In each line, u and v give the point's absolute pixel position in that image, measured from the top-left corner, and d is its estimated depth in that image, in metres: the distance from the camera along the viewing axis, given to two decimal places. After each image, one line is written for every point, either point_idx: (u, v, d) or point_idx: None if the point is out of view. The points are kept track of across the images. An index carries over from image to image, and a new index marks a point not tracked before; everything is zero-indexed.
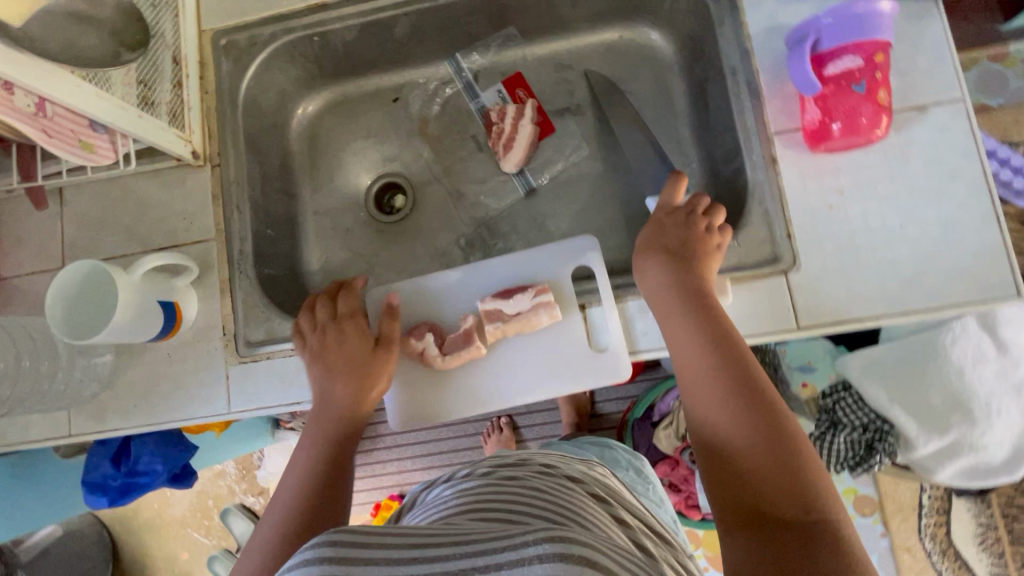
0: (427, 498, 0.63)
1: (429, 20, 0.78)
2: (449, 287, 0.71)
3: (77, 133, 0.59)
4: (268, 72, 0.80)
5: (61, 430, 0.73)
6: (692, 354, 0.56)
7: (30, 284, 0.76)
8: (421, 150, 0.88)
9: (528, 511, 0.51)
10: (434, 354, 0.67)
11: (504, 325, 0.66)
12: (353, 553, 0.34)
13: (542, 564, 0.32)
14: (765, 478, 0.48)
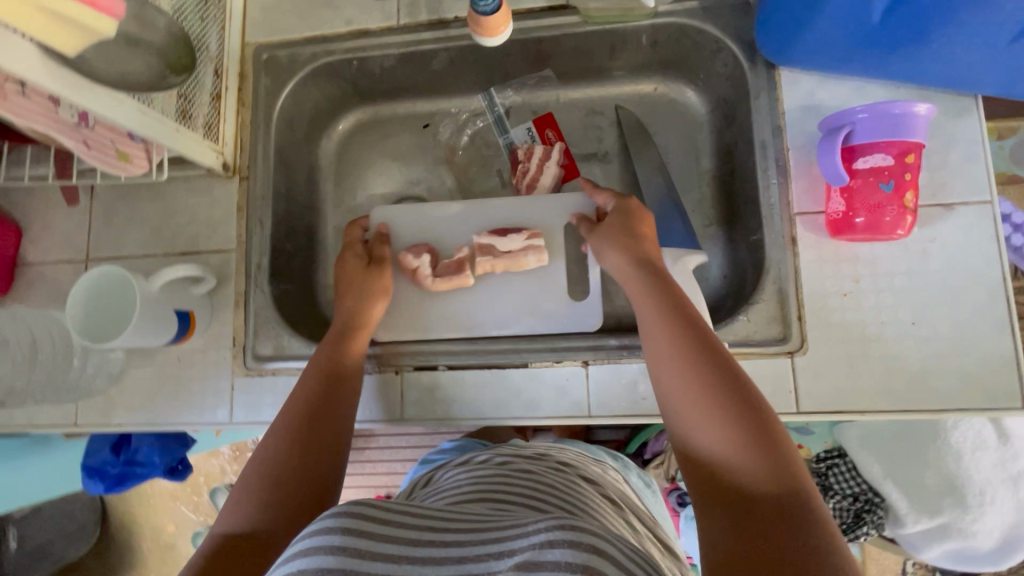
0: (446, 478, 0.64)
1: (467, 56, 0.79)
2: (451, 217, 0.74)
3: (115, 143, 0.61)
4: (304, 90, 0.81)
5: (68, 419, 0.75)
6: (654, 335, 0.53)
7: (52, 273, 0.78)
8: (445, 178, 0.88)
9: (532, 498, 0.54)
10: (426, 274, 0.69)
11: (494, 259, 0.69)
12: (372, 526, 0.37)
13: (554, 550, 0.34)
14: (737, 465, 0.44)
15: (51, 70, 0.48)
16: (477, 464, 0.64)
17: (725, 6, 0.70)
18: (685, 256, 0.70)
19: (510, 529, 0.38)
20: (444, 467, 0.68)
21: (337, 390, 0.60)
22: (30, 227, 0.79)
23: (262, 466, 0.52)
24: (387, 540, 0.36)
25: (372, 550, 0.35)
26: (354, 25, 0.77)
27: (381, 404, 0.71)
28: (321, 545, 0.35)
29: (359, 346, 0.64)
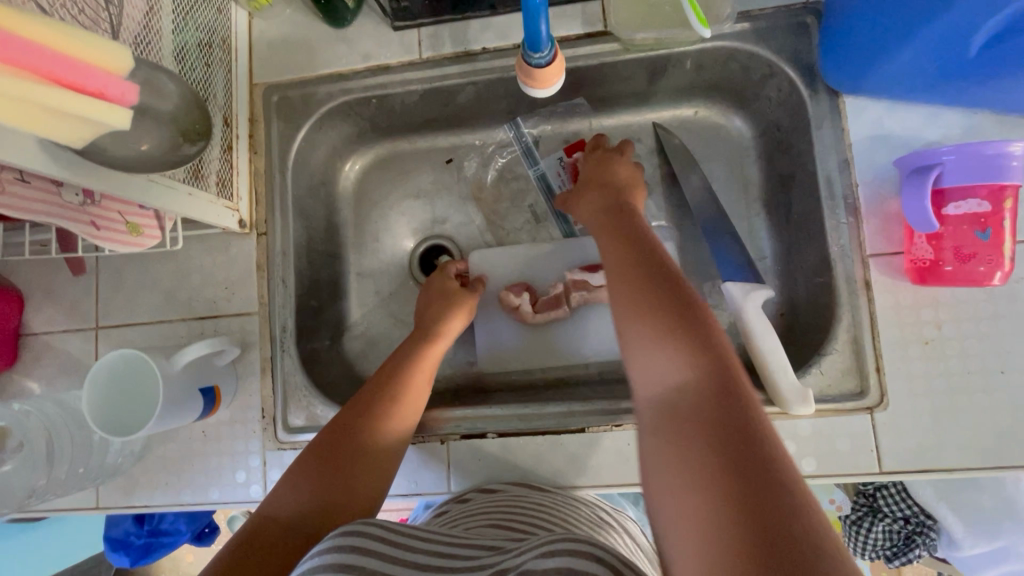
0: (457, 507, 0.60)
1: (495, 88, 0.73)
2: (532, 258, 0.78)
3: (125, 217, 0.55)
4: (320, 132, 0.75)
5: (89, 500, 0.70)
6: (607, 252, 0.54)
7: (61, 342, 0.72)
8: (473, 215, 0.83)
9: (542, 527, 0.52)
10: (528, 311, 0.74)
11: (590, 294, 0.73)
12: (378, 548, 0.42)
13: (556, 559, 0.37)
14: (667, 358, 0.42)
15: (55, 158, 0.42)
16: (496, 492, 0.61)
17: (779, 28, 0.65)
18: (752, 292, 0.65)
19: (522, 546, 0.41)
20: (451, 503, 0.62)
21: (397, 408, 0.60)
22: (33, 294, 0.73)
23: (312, 461, 0.54)
24: (389, 563, 0.41)
25: (374, 570, 0.40)
26: (373, 60, 0.71)
27: (427, 474, 0.66)
28: (328, 563, 0.40)
29: (431, 362, 0.65)
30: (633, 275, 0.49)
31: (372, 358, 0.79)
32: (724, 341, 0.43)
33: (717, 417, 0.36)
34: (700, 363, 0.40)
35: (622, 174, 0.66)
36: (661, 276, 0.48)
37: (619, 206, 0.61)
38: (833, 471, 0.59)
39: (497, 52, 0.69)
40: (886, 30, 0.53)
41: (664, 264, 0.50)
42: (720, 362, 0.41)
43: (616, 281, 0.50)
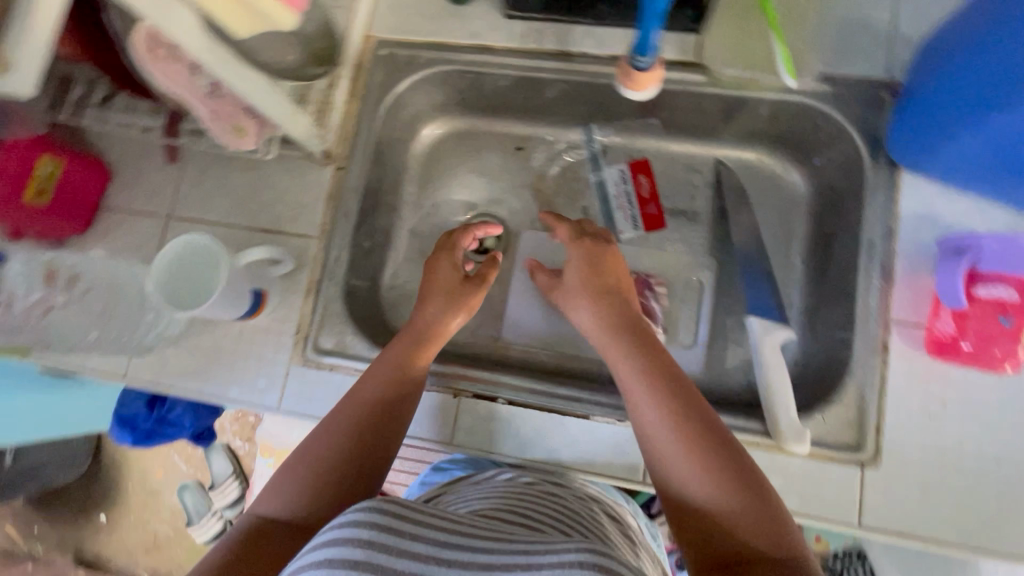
0: (459, 497, 0.64)
1: (582, 91, 0.79)
2: None
3: (234, 115, 0.61)
4: (414, 92, 0.80)
5: (119, 370, 0.75)
6: (630, 386, 0.55)
7: (132, 221, 0.78)
8: (529, 203, 0.88)
9: (546, 519, 0.55)
10: None
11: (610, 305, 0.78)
12: (397, 524, 0.44)
13: (580, 568, 0.39)
14: (730, 520, 0.47)
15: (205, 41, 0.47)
16: (499, 480, 0.66)
17: (858, 97, 0.69)
18: (773, 330, 0.69)
19: (540, 547, 0.43)
20: (455, 493, 0.66)
21: (384, 417, 0.62)
22: (119, 172, 0.79)
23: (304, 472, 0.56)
24: (410, 538, 0.43)
25: (395, 547, 0.42)
26: (479, 38, 0.77)
27: (432, 423, 0.70)
28: (350, 538, 0.42)
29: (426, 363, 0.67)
30: (684, 436, 0.51)
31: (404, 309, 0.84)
32: (777, 502, 0.48)
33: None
34: (770, 534, 0.46)
35: (615, 282, 0.65)
36: (714, 441, 0.50)
37: (623, 315, 0.62)
38: (816, 514, 0.62)
39: (593, 59, 0.74)
40: (961, 118, 0.56)
41: (700, 407, 0.53)
42: (780, 523, 0.46)
43: (653, 428, 0.52)
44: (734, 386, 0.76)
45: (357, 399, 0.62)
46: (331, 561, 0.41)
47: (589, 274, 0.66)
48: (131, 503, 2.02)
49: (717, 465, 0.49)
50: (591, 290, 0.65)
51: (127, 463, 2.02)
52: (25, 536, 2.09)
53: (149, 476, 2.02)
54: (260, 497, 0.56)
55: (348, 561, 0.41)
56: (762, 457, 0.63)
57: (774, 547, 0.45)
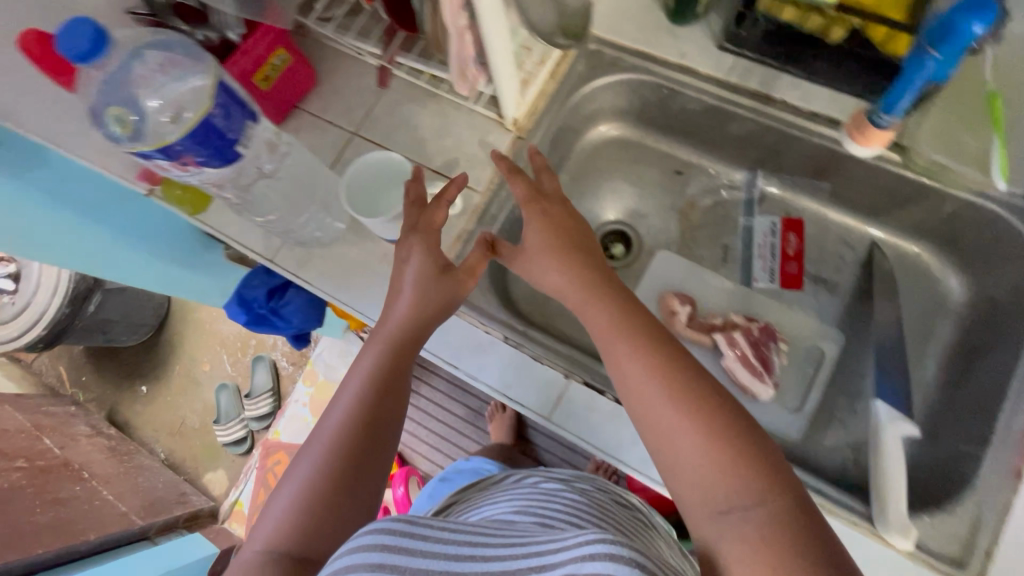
0: (482, 507, 0.67)
1: (766, 135, 0.80)
2: (705, 286, 0.84)
3: (465, 57, 0.65)
4: (606, 90, 0.84)
5: (268, 252, 0.81)
6: (607, 344, 0.54)
7: (322, 128, 0.85)
8: (671, 225, 0.90)
9: (559, 519, 0.57)
10: (682, 320, 0.80)
11: (728, 339, 0.78)
12: (407, 544, 0.43)
13: (594, 560, 0.37)
14: (714, 471, 0.45)
15: None
16: (511, 491, 0.68)
17: None
18: (898, 421, 0.66)
19: (548, 543, 0.42)
20: (478, 505, 0.68)
21: (370, 429, 0.59)
22: (325, 83, 0.86)
23: (299, 498, 0.54)
24: (418, 555, 0.43)
25: (407, 566, 0.42)
26: (686, 59, 0.80)
27: (534, 393, 0.71)
28: (362, 562, 0.42)
29: (398, 361, 0.63)
30: (664, 398, 0.49)
31: (525, 284, 0.87)
32: (766, 447, 0.46)
33: (796, 527, 0.41)
34: (760, 476, 0.44)
35: (576, 220, 0.64)
36: (688, 397, 0.48)
37: (593, 257, 0.61)
38: None
39: (792, 108, 0.76)
40: None
41: (669, 351, 0.51)
42: (769, 469, 0.44)
43: (633, 381, 0.51)
44: (829, 464, 0.75)
45: (338, 417, 0.60)
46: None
47: (569, 224, 0.63)
48: (171, 385, 2.13)
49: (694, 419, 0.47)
50: (568, 234, 0.62)
51: (180, 346, 2.14)
52: (71, 381, 2.23)
53: (195, 365, 2.13)
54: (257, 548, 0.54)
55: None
56: (856, 538, 0.61)
57: (764, 495, 0.43)
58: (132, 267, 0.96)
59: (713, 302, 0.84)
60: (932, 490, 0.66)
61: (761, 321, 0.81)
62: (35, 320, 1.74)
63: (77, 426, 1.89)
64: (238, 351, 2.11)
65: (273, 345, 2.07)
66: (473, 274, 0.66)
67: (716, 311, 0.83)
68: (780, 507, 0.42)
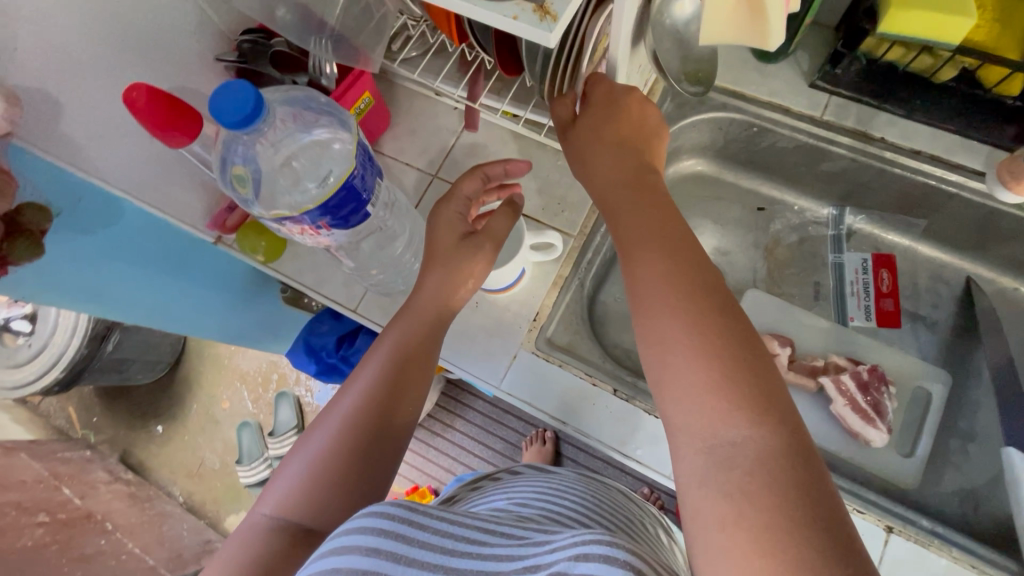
0: (487, 496, 0.64)
1: (862, 173, 0.78)
2: (800, 325, 0.82)
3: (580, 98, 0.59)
4: (692, 129, 0.83)
5: (350, 301, 0.77)
6: (629, 244, 0.48)
7: (401, 171, 0.82)
8: (756, 263, 0.88)
9: (565, 515, 0.56)
10: (785, 364, 0.77)
11: (838, 385, 0.75)
12: (406, 531, 0.40)
13: (586, 562, 0.34)
14: (715, 388, 0.39)
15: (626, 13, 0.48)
16: (518, 483, 0.65)
17: None
18: None
19: (548, 543, 0.39)
20: (481, 495, 0.65)
21: (387, 409, 0.56)
22: (399, 124, 0.84)
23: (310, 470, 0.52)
24: (418, 547, 0.40)
25: (405, 557, 0.39)
26: (777, 98, 0.78)
27: (650, 450, 0.68)
28: (358, 545, 0.39)
29: (419, 347, 0.59)
30: (676, 291, 0.43)
31: (612, 325, 0.84)
32: (777, 390, 0.40)
33: (788, 476, 0.35)
34: (767, 412, 0.38)
35: (618, 134, 0.55)
36: (702, 303, 0.43)
37: (636, 170, 0.54)
38: None
39: (893, 146, 0.74)
40: None
41: (698, 273, 0.45)
42: (776, 408, 0.38)
43: (643, 285, 0.45)
44: (950, 511, 0.72)
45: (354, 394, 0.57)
46: (341, 567, 0.38)
47: (610, 141, 0.55)
48: (188, 423, 2.04)
49: (706, 330, 0.41)
50: (608, 151, 0.55)
51: (198, 382, 2.05)
52: (82, 422, 2.13)
53: (213, 402, 2.04)
54: (254, 511, 0.53)
55: (357, 569, 0.38)
56: None
57: (762, 424, 0.38)
58: (201, 315, 0.93)
59: (810, 342, 0.81)
60: None
61: (867, 363, 0.78)
62: (51, 362, 1.65)
63: (95, 472, 1.80)
64: (258, 385, 2.02)
65: (296, 379, 1.99)
66: (495, 241, 0.62)
67: (814, 351, 0.81)
68: (781, 444, 0.37)
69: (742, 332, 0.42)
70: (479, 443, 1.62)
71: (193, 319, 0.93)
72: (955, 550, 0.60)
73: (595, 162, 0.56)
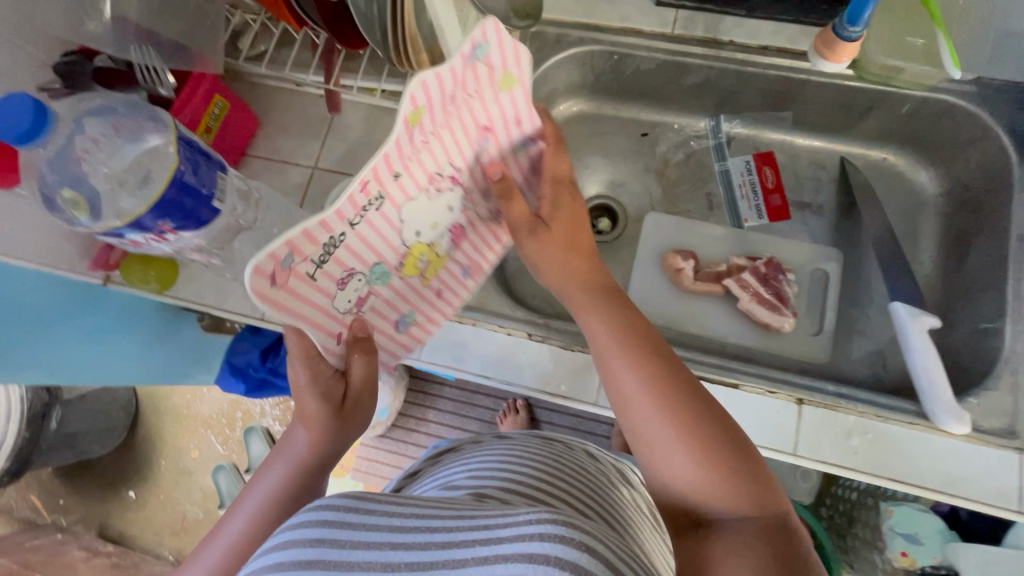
0: (447, 471, 0.62)
1: (723, 79, 0.81)
2: (701, 238, 0.85)
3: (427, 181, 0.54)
4: (557, 69, 0.83)
5: (257, 311, 0.76)
6: (607, 357, 0.54)
7: (279, 170, 0.80)
8: (651, 187, 0.90)
9: (531, 491, 0.53)
10: (690, 275, 0.80)
11: (741, 283, 0.78)
12: (352, 518, 0.35)
13: (542, 541, 0.29)
14: (707, 486, 0.47)
15: None
16: (485, 452, 0.65)
17: (1007, 99, 0.71)
18: (921, 315, 0.68)
19: (499, 516, 0.34)
20: (440, 472, 0.64)
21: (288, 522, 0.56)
22: (268, 124, 0.81)
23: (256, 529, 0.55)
24: (366, 528, 0.34)
25: (350, 540, 0.34)
26: (629, 22, 0.79)
27: (576, 383, 0.70)
28: (301, 538, 0.34)
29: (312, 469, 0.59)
30: (665, 390, 0.50)
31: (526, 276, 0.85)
32: (748, 469, 0.47)
33: (773, 543, 0.43)
34: (753, 496, 0.46)
35: (578, 266, 0.61)
36: (687, 404, 0.49)
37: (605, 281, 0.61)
38: (972, 495, 0.60)
39: (742, 47, 0.77)
40: None
41: (676, 374, 0.52)
42: (751, 489, 0.46)
43: (633, 400, 0.51)
44: (861, 375, 0.77)
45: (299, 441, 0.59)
46: (283, 561, 0.33)
47: (558, 251, 0.61)
48: (160, 481, 1.96)
49: (691, 428, 0.48)
50: (580, 279, 0.61)
51: (162, 438, 1.98)
52: (49, 508, 2.03)
53: (183, 454, 1.96)
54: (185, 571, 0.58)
55: (300, 560, 0.33)
56: (915, 436, 0.62)
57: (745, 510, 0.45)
58: (117, 358, 0.90)
59: (712, 251, 0.84)
60: (963, 377, 0.69)
61: (765, 257, 0.82)
62: None
63: (71, 552, 1.73)
64: (225, 427, 1.96)
65: (262, 411, 1.94)
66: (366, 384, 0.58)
67: (717, 258, 0.84)
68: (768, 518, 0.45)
69: (719, 422, 0.49)
70: (454, 427, 1.62)
71: (92, 369, 0.88)
72: (860, 406, 0.64)
73: (565, 283, 0.61)
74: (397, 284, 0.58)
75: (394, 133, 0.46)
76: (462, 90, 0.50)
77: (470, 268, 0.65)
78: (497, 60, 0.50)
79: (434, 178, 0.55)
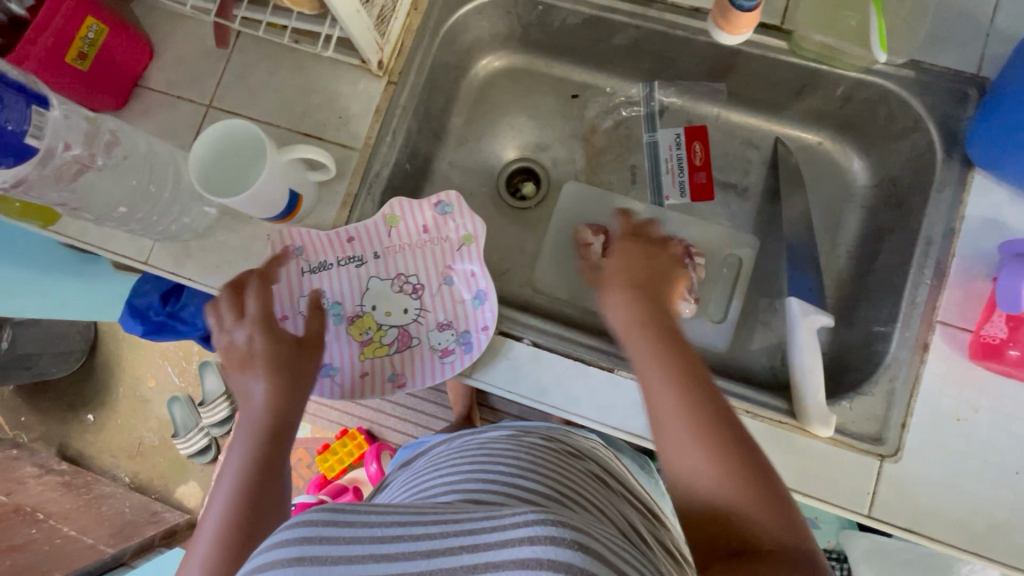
0: (421, 480, 0.57)
1: (652, 42, 0.75)
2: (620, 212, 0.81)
3: (399, 273, 0.70)
4: (478, 16, 0.77)
5: (140, 255, 0.71)
6: (646, 367, 0.50)
7: (169, 105, 0.74)
8: (576, 154, 0.85)
9: (515, 490, 0.48)
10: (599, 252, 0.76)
11: None
12: (332, 533, 0.32)
13: (532, 545, 0.27)
14: (741, 511, 0.42)
15: None
16: (460, 446, 0.62)
17: (942, 88, 0.65)
18: (813, 314, 0.66)
19: (484, 519, 0.32)
20: (414, 482, 0.58)
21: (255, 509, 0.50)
22: (160, 53, 0.75)
23: (233, 500, 0.50)
24: (346, 542, 0.31)
25: (331, 557, 0.31)
26: None
27: (460, 356, 0.67)
28: (278, 558, 0.31)
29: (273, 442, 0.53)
30: (701, 407, 0.46)
31: None
32: (779, 486, 0.44)
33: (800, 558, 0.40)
34: (777, 516, 0.42)
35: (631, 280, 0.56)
36: (715, 426, 0.46)
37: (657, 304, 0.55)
38: (830, 498, 0.60)
39: (673, 7, 0.70)
40: None
41: (712, 395, 0.47)
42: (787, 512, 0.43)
43: (667, 419, 0.47)
44: (756, 367, 0.75)
45: (258, 401, 0.53)
46: None
47: (624, 282, 0.57)
48: None
49: (719, 458, 0.44)
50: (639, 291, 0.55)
51: None
52: None
53: (138, 381, 1.84)
54: None
55: None
56: (783, 435, 0.61)
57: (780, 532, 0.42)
58: None
59: None
60: (848, 378, 0.67)
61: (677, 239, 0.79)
62: None
63: (23, 467, 1.74)
64: (181, 359, 1.83)
65: None
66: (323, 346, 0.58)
67: None
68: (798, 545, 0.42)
69: (749, 448, 0.45)
70: None
71: None
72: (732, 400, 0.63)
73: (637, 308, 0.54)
74: (342, 334, 0.69)
75: (372, 220, 0.68)
76: (434, 231, 0.70)
77: (396, 376, 0.68)
78: (462, 224, 0.70)
79: (401, 279, 0.70)
